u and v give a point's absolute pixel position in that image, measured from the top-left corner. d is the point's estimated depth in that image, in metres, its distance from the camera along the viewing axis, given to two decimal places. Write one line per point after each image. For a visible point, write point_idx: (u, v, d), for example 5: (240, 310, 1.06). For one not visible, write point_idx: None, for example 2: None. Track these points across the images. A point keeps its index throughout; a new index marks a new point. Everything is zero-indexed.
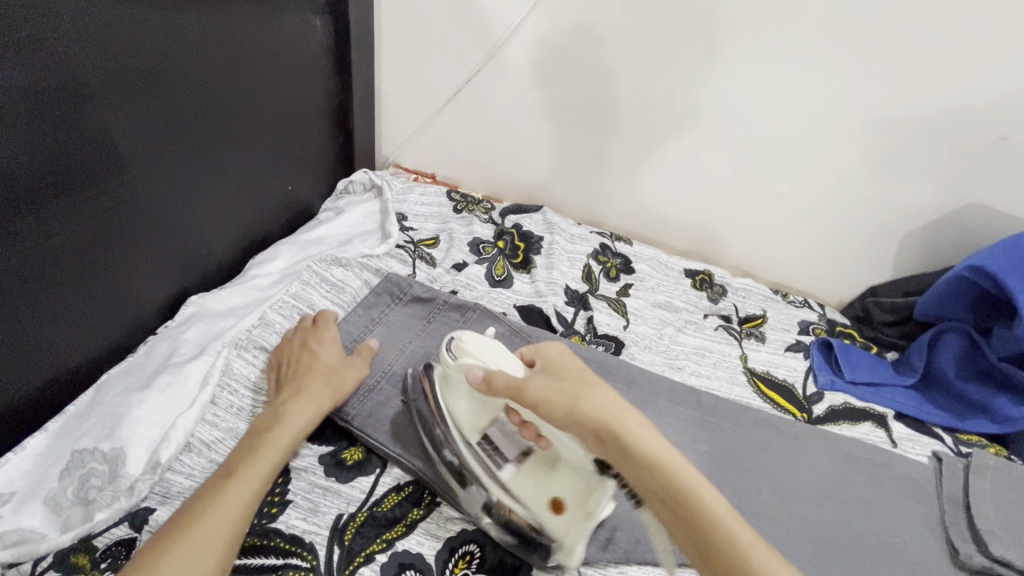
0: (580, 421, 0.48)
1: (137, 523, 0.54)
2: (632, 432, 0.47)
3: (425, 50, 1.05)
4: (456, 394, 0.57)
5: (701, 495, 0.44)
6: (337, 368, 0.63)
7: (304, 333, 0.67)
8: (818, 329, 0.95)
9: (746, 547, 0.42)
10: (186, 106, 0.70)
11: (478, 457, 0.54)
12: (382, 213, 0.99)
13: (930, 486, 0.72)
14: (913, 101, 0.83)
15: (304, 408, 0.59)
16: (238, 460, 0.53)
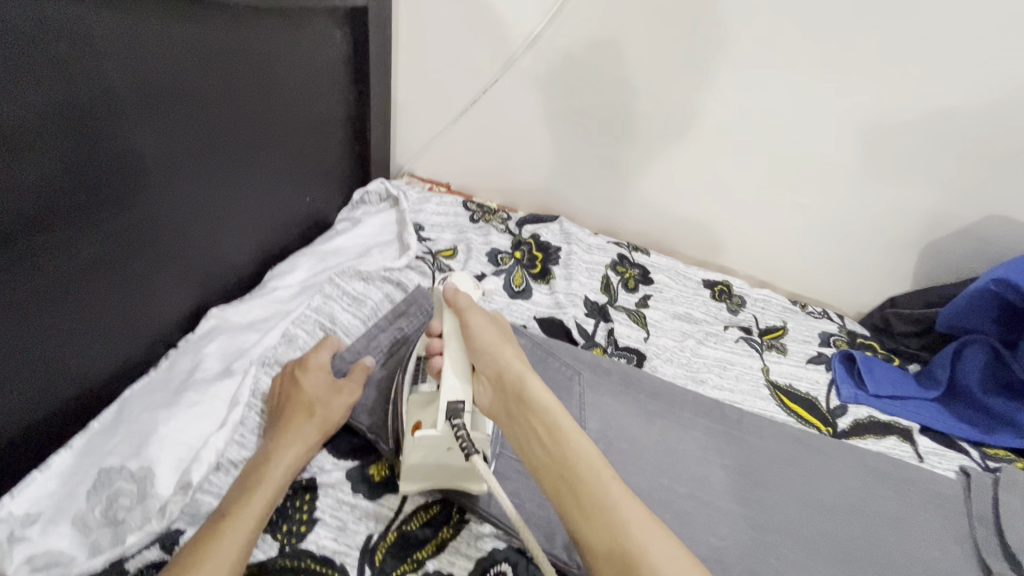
0: (491, 358, 0.56)
1: (168, 545, 0.55)
2: (526, 377, 0.54)
3: (442, 61, 1.05)
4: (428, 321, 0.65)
5: (574, 442, 0.49)
6: (325, 399, 0.62)
7: (294, 364, 0.66)
8: (840, 341, 0.94)
9: (602, 484, 0.46)
10: (208, 119, 0.71)
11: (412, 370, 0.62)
12: (400, 223, 1.00)
13: (959, 502, 0.71)
14: (938, 112, 0.83)
15: (292, 444, 0.58)
16: (233, 501, 0.52)
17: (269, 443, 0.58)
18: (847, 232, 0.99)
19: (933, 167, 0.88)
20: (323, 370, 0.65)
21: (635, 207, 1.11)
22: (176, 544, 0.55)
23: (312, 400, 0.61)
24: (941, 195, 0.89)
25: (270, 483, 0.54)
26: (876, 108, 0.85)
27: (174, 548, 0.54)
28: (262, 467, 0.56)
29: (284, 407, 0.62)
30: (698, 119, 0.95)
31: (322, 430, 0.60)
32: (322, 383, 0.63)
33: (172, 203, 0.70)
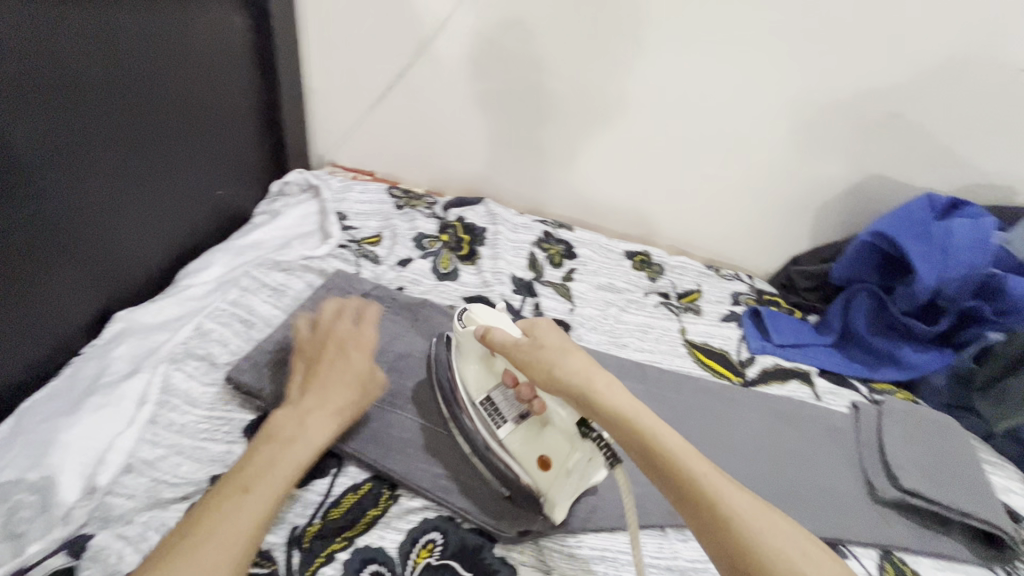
0: (552, 368, 0.53)
1: (75, 550, 0.50)
2: (591, 376, 0.52)
3: (355, 47, 1.04)
4: (464, 361, 0.63)
5: (665, 439, 0.47)
6: (361, 383, 0.61)
7: (339, 336, 0.64)
8: (748, 299, 1.02)
9: (708, 479, 0.45)
10: (92, 110, 0.67)
11: (481, 416, 0.61)
12: (322, 213, 0.98)
13: (851, 433, 0.79)
14: (815, 83, 0.91)
15: (328, 424, 0.57)
16: (261, 462, 0.51)
17: (296, 408, 0.57)
18: (751, 199, 1.06)
19: (819, 133, 0.96)
20: (367, 350, 0.64)
21: (559, 186, 1.14)
22: (83, 549, 0.50)
23: (347, 378, 0.60)
24: (827, 160, 0.98)
25: (300, 450, 0.54)
26: (765, 84, 0.93)
27: (81, 553, 0.50)
28: (291, 430, 0.55)
29: (314, 374, 0.61)
30: (607, 97, 0.99)
31: (351, 412, 0.59)
32: (362, 364, 0.63)
33: (60, 202, 0.66)
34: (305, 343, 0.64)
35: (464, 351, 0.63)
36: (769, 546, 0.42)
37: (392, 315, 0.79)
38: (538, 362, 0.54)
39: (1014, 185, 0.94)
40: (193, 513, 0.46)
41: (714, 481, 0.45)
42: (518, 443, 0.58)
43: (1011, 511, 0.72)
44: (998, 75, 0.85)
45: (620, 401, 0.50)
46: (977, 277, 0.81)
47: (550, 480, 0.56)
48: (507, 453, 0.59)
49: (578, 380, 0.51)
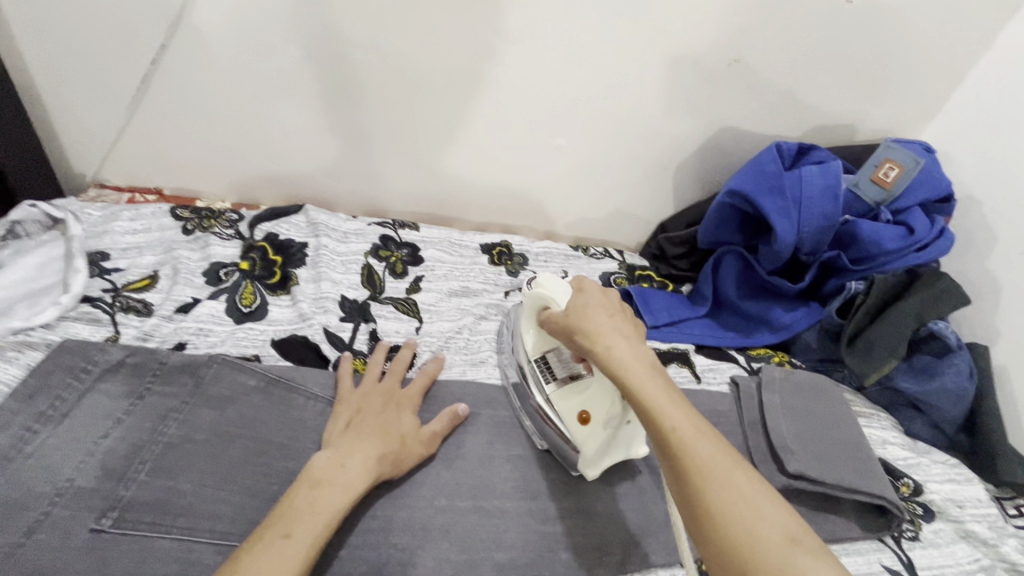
0: (574, 333, 0.54)
1: None
2: (612, 339, 0.51)
3: (80, 29, 0.77)
4: (526, 320, 0.67)
5: (665, 407, 0.46)
6: (402, 436, 0.58)
7: (389, 390, 0.63)
8: (619, 279, 0.94)
9: (699, 463, 0.43)
10: None
11: (534, 371, 0.65)
12: (67, 258, 0.73)
13: (733, 414, 0.73)
14: (654, 32, 0.80)
15: (365, 463, 0.53)
16: (303, 503, 0.48)
17: (338, 451, 0.54)
18: (608, 167, 0.96)
19: (664, 89, 0.87)
20: (412, 407, 0.62)
21: (396, 178, 0.97)
22: None
23: (387, 428, 0.57)
24: (679, 116, 0.90)
25: (340, 494, 0.50)
26: (602, 36, 0.80)
27: None
28: (333, 473, 0.52)
29: (357, 418, 0.58)
30: (428, 69, 0.83)
31: (391, 465, 0.55)
32: (406, 419, 0.60)
33: None
34: (353, 390, 0.61)
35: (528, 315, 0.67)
36: (748, 533, 0.40)
37: (162, 386, 0.58)
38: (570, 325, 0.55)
39: (854, 122, 0.92)
40: (234, 559, 0.44)
41: (708, 456, 0.44)
42: (559, 394, 0.62)
43: (890, 469, 0.70)
44: (830, 8, 0.80)
45: (634, 368, 0.49)
46: (835, 227, 0.76)
47: (583, 435, 0.60)
48: (547, 405, 0.62)
49: (594, 343, 0.52)
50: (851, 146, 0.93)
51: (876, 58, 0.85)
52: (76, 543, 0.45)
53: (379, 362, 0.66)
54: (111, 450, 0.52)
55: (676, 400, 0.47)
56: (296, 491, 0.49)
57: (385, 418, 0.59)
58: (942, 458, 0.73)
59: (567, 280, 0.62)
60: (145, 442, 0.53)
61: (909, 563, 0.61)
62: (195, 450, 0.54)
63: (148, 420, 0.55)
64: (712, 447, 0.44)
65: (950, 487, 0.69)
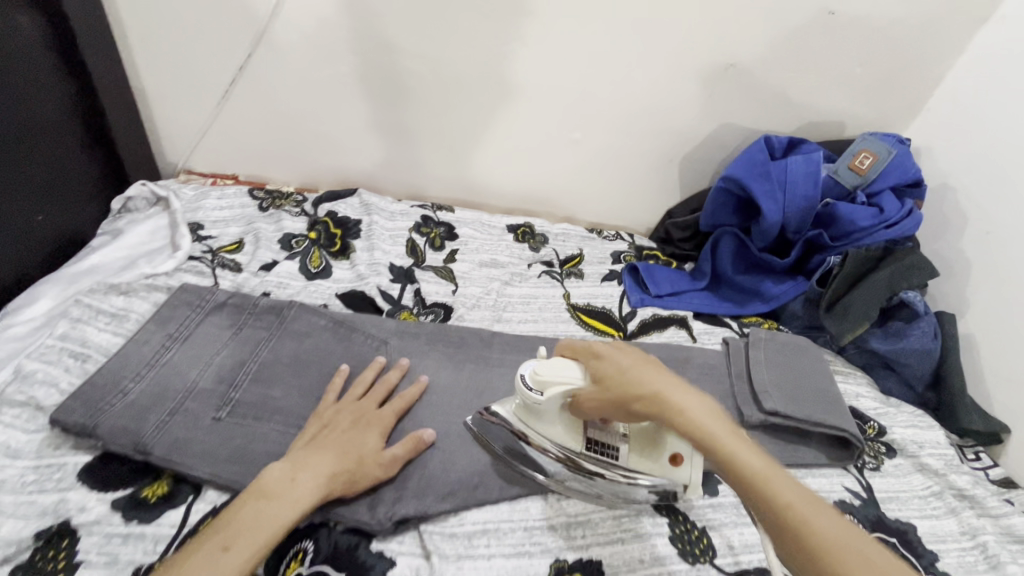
0: (628, 390, 0.50)
1: None
2: (689, 400, 0.48)
3: (185, 42, 0.95)
4: (548, 421, 0.60)
5: (772, 473, 0.43)
6: (361, 457, 0.58)
7: (363, 409, 0.64)
8: (629, 256, 1.06)
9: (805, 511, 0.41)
10: None
11: (596, 460, 0.60)
12: (172, 226, 0.89)
13: (722, 367, 0.85)
14: (660, 41, 0.93)
15: (314, 482, 0.54)
16: (249, 516, 0.50)
17: (291, 463, 0.56)
18: (620, 159, 1.09)
19: (670, 89, 0.99)
20: (381, 427, 0.62)
21: (435, 169, 1.11)
22: None
23: (346, 447, 0.58)
24: (683, 114, 1.02)
25: (287, 508, 0.52)
26: (616, 45, 0.94)
27: None
28: (281, 486, 0.53)
29: (323, 433, 0.60)
30: (466, 74, 0.98)
31: (343, 483, 0.56)
32: (370, 440, 0.60)
33: None
34: (334, 402, 0.65)
35: (542, 416, 0.59)
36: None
37: (255, 320, 0.73)
38: (627, 388, 0.50)
39: (840, 119, 1.03)
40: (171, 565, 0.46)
41: (832, 523, 0.40)
42: (635, 460, 0.60)
43: (859, 414, 0.80)
44: (814, 18, 0.91)
45: (722, 429, 0.46)
46: (816, 208, 0.88)
47: (683, 474, 0.58)
48: (627, 475, 0.60)
49: (667, 405, 0.47)
50: (838, 140, 1.04)
51: (859, 61, 0.96)
52: (203, 423, 0.61)
53: (361, 383, 0.67)
54: (223, 363, 0.67)
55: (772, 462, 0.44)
56: (242, 502, 0.51)
57: (350, 436, 0.60)
58: (910, 409, 0.83)
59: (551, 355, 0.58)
60: (247, 359, 0.68)
61: (868, 486, 0.72)
62: (284, 368, 0.69)
63: (248, 345, 0.70)
64: (807, 492, 0.42)
65: (912, 430, 0.79)
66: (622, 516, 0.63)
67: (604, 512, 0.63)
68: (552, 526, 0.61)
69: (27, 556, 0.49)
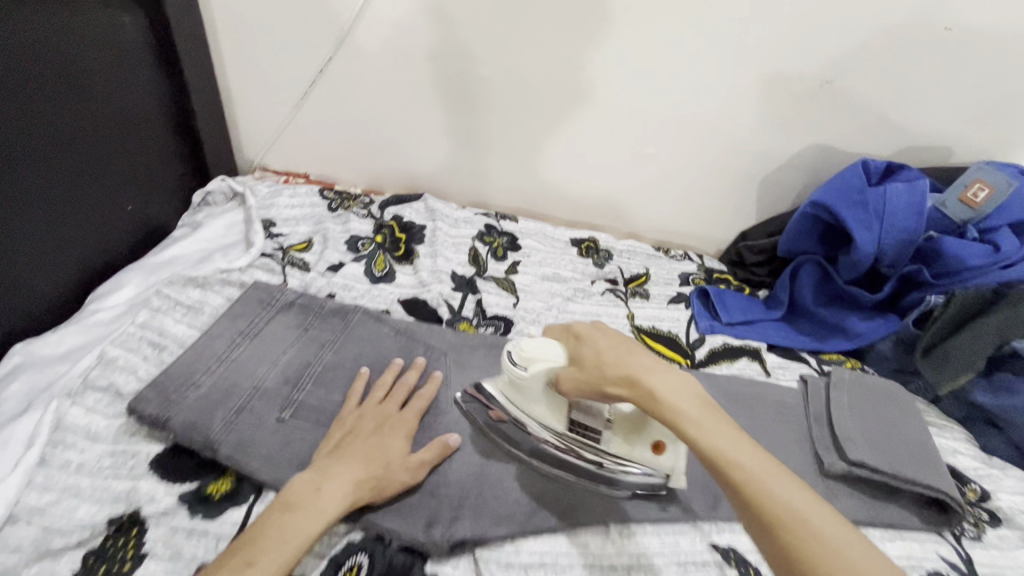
0: (605, 367, 0.52)
1: None
2: (650, 371, 0.49)
3: (271, 44, 0.98)
4: (533, 400, 0.59)
5: (725, 445, 0.44)
6: (388, 462, 0.57)
7: (385, 414, 0.62)
8: (697, 279, 1.01)
9: (765, 483, 0.42)
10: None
11: (577, 443, 0.59)
12: (247, 222, 0.92)
13: (800, 407, 0.78)
14: (748, 54, 0.88)
15: (338, 493, 0.53)
16: (277, 532, 0.49)
17: (318, 472, 0.54)
18: (694, 176, 1.04)
19: (754, 105, 0.93)
20: (405, 430, 0.61)
21: (500, 177, 1.10)
22: None
23: (373, 453, 0.57)
24: (768, 131, 0.96)
25: (310, 519, 0.50)
26: (700, 58, 0.89)
27: None
28: (306, 497, 0.52)
29: (346, 442, 0.58)
30: (541, 83, 0.96)
31: (370, 491, 0.55)
32: (396, 444, 0.59)
33: None
34: (354, 408, 0.63)
35: (525, 392, 0.59)
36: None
37: (320, 323, 0.73)
38: (601, 372, 0.52)
39: (947, 145, 0.94)
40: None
41: (781, 501, 0.40)
42: (619, 444, 0.58)
43: (956, 474, 0.73)
44: (927, 35, 0.83)
45: (681, 403, 0.47)
46: (916, 242, 0.80)
47: (666, 463, 0.56)
48: (613, 460, 0.59)
49: (640, 383, 0.49)
50: (944, 167, 0.94)
51: (976, 83, 0.87)
52: (268, 424, 0.61)
53: (381, 386, 0.65)
54: (289, 362, 0.67)
55: (732, 437, 0.44)
56: (267, 519, 0.50)
57: (373, 442, 0.58)
58: (1018, 473, 0.73)
59: (539, 337, 0.60)
60: (312, 361, 0.68)
61: (967, 558, 0.65)
62: (345, 373, 0.68)
63: (314, 346, 0.70)
64: (772, 469, 0.43)
65: (1022, 499, 0.70)
66: (689, 563, 0.59)
67: (669, 558, 0.59)
68: (614, 566, 0.58)
69: (99, 543, 0.50)
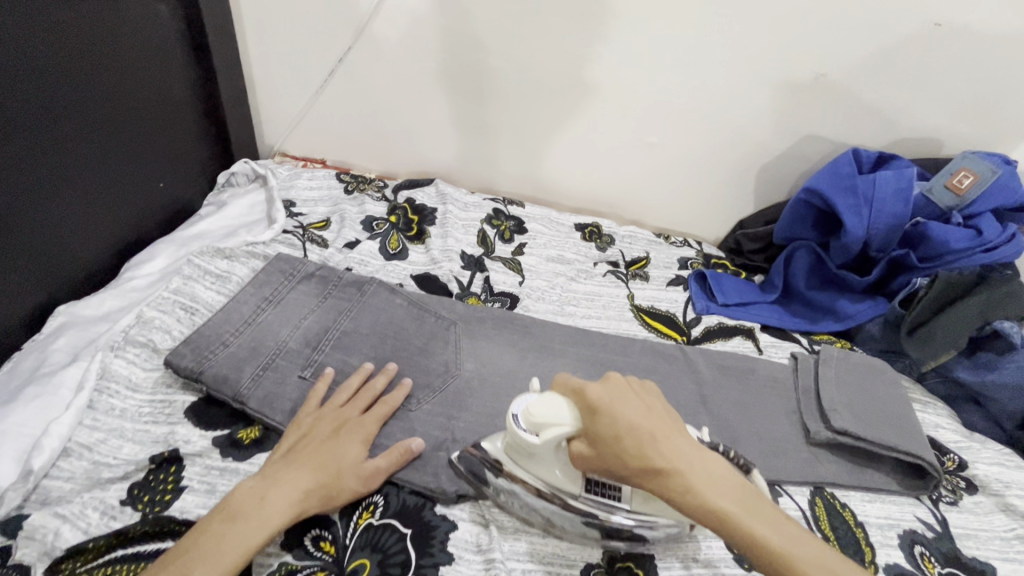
0: (638, 456, 0.49)
1: (11, 530, 0.52)
2: (686, 461, 0.49)
3: (293, 34, 1.03)
4: (546, 466, 0.55)
5: (776, 538, 0.46)
6: (340, 470, 0.57)
7: (343, 417, 0.62)
8: (696, 263, 1.05)
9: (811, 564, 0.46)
10: (38, 108, 0.68)
11: (596, 506, 0.56)
12: (269, 201, 0.97)
13: (790, 381, 0.82)
14: (747, 47, 0.92)
15: (285, 502, 0.54)
16: (213, 546, 0.49)
17: (265, 481, 0.55)
18: (695, 166, 1.08)
19: (753, 97, 0.98)
20: (363, 435, 0.61)
21: (509, 164, 1.15)
22: (20, 528, 0.52)
23: (324, 460, 0.57)
24: (766, 122, 1.00)
25: (252, 529, 0.51)
26: (700, 51, 0.94)
27: (19, 532, 0.52)
28: (250, 506, 0.53)
29: (301, 446, 0.59)
30: (548, 74, 1.00)
31: (319, 499, 0.55)
32: (351, 450, 0.59)
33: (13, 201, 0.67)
34: (314, 409, 0.63)
35: (536, 458, 0.55)
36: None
37: (339, 292, 0.77)
38: (626, 461, 0.49)
39: (939, 137, 0.97)
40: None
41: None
42: (638, 501, 0.55)
43: (936, 445, 0.77)
44: (918, 31, 0.88)
45: (722, 496, 0.48)
46: (903, 227, 0.84)
47: None
48: (632, 516, 0.56)
49: (680, 478, 0.48)
50: (936, 158, 0.98)
51: (967, 77, 0.91)
52: (291, 381, 0.66)
53: (344, 391, 0.65)
54: (310, 327, 0.72)
55: (773, 522, 0.48)
56: (209, 526, 0.51)
57: (328, 449, 0.59)
58: (995, 446, 0.77)
59: (545, 394, 0.55)
60: (331, 326, 0.73)
61: (943, 520, 0.69)
62: (361, 338, 0.73)
63: (333, 313, 0.75)
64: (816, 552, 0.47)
65: (997, 469, 0.74)
66: None
67: None
68: None
69: (142, 476, 0.57)
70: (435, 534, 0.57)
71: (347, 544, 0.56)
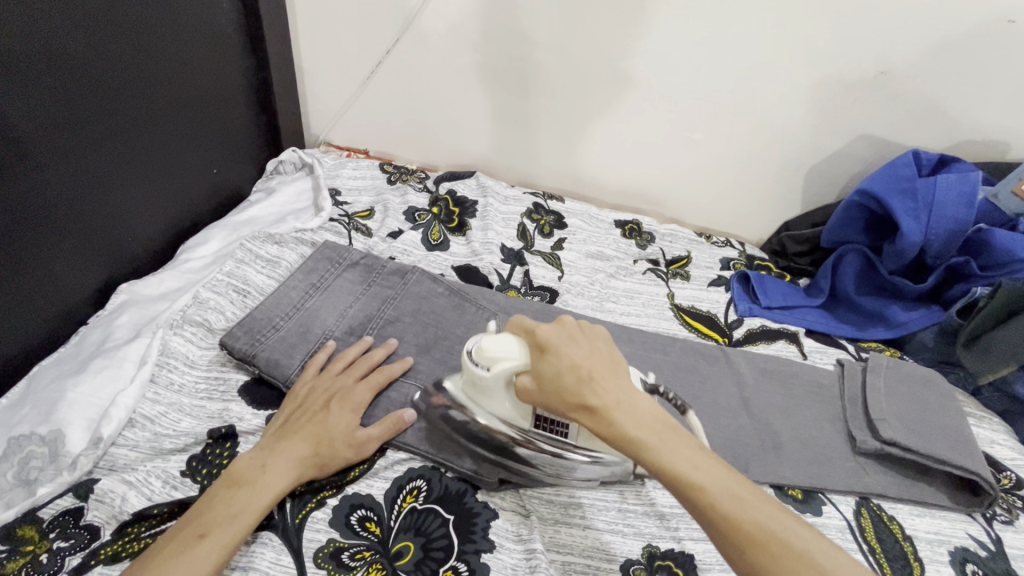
0: (567, 391, 0.50)
1: (81, 493, 0.55)
2: (614, 400, 0.49)
3: (343, 25, 1.05)
4: (496, 402, 0.59)
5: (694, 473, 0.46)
6: (334, 439, 0.59)
7: (336, 386, 0.63)
8: (738, 264, 1.03)
9: (730, 502, 0.45)
10: (109, 92, 0.72)
11: (547, 440, 0.59)
12: (316, 190, 1.00)
13: (835, 388, 0.80)
14: (802, 44, 0.90)
15: (284, 471, 0.56)
16: (223, 507, 0.52)
17: (263, 451, 0.57)
18: (741, 164, 1.06)
19: (806, 95, 0.95)
20: (356, 405, 0.62)
21: (549, 159, 1.14)
22: (89, 493, 0.55)
23: (317, 430, 0.59)
24: (818, 121, 0.97)
25: (258, 494, 0.54)
26: (752, 47, 0.91)
27: (87, 497, 0.55)
28: (252, 473, 0.55)
29: (296, 416, 0.61)
30: (595, 68, 0.99)
31: (315, 466, 0.58)
32: (345, 419, 0.61)
33: (81, 181, 0.71)
34: (311, 378, 0.65)
35: (486, 394, 0.58)
36: None
37: (382, 280, 0.79)
38: (561, 393, 0.50)
39: (1006, 140, 0.93)
40: (160, 545, 0.49)
41: (756, 518, 0.44)
42: (584, 439, 0.58)
43: (992, 461, 0.74)
44: (990, 27, 0.83)
45: (647, 432, 0.48)
46: (965, 233, 0.81)
47: None
48: (580, 450, 0.59)
49: (605, 413, 0.48)
50: (1001, 162, 0.93)
51: None
52: None
53: (341, 359, 0.66)
54: (355, 315, 0.74)
55: (694, 456, 0.47)
56: (216, 494, 0.53)
57: (323, 418, 0.60)
58: None
59: (502, 332, 0.58)
60: (375, 314, 0.74)
61: (997, 539, 0.66)
62: (404, 327, 0.74)
63: (378, 301, 0.76)
64: (742, 489, 0.46)
65: None
66: None
67: None
68: (648, 513, 0.62)
69: (200, 450, 0.60)
70: (477, 520, 0.58)
71: (392, 526, 0.57)
